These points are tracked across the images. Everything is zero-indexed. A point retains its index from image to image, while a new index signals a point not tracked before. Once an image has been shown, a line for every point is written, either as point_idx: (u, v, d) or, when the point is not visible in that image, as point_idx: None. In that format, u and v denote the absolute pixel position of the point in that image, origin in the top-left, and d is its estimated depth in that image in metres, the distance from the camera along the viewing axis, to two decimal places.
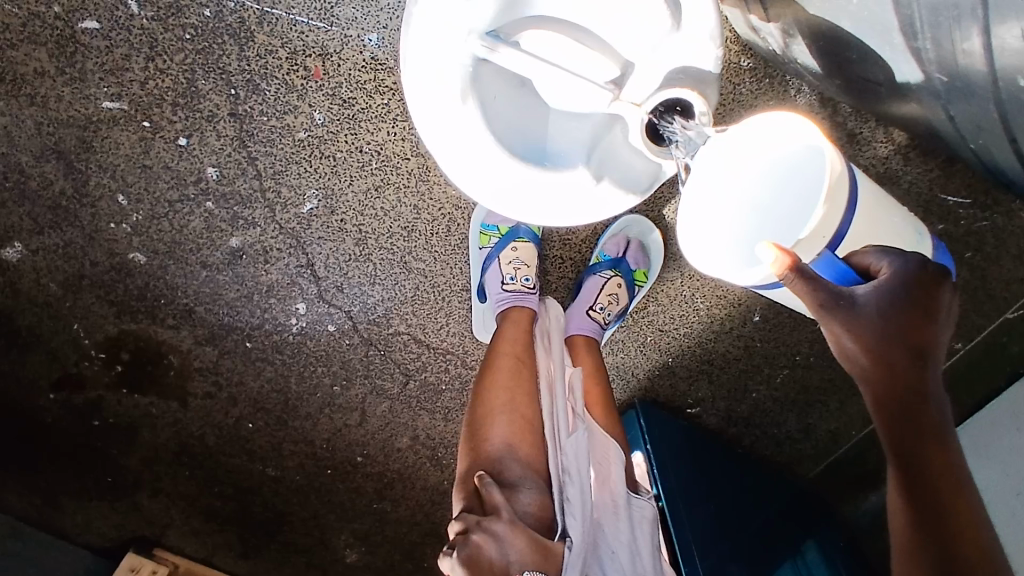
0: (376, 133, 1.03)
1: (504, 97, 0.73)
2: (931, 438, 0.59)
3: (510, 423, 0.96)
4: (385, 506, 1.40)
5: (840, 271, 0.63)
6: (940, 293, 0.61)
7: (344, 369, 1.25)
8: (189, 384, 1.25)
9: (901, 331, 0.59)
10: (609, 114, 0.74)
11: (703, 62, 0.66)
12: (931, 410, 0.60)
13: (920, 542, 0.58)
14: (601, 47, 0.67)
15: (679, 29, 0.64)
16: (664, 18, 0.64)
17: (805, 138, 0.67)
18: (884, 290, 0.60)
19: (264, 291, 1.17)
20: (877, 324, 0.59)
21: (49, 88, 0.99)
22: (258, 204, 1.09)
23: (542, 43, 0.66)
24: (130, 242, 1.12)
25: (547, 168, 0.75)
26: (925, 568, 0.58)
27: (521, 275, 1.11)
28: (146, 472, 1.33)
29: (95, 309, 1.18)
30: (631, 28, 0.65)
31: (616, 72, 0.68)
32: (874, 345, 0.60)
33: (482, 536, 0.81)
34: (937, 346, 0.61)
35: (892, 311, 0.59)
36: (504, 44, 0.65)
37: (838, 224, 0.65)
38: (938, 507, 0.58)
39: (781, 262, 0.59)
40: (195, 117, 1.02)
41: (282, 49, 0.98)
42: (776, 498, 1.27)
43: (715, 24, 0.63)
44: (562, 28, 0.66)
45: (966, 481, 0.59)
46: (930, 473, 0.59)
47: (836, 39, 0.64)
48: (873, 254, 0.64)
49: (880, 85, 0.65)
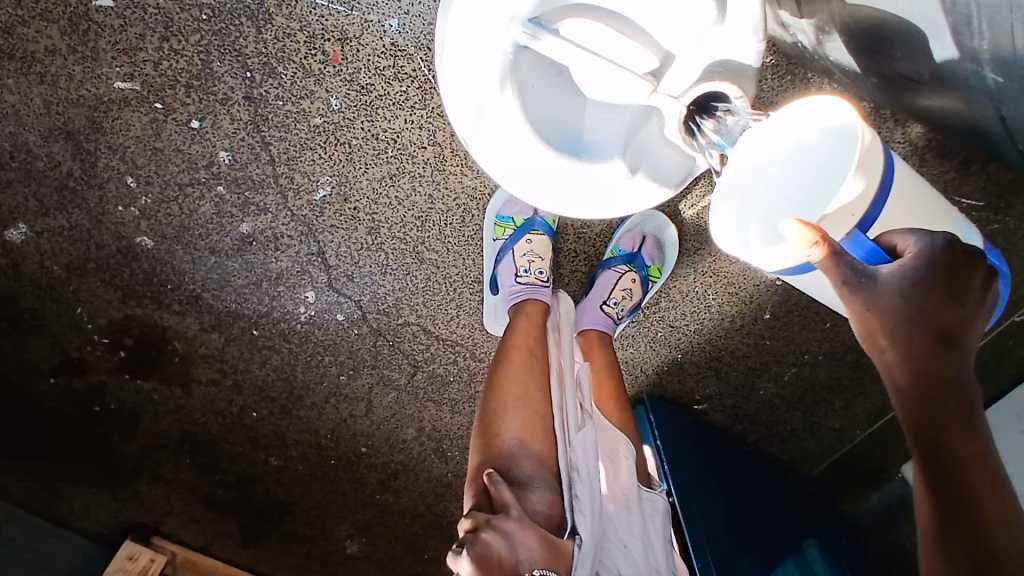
0: (394, 121, 1.02)
1: (543, 85, 0.72)
2: (956, 422, 0.58)
3: (522, 418, 0.95)
4: (388, 497, 1.39)
5: (867, 250, 0.63)
6: (968, 274, 0.60)
7: (351, 359, 1.24)
8: (193, 372, 1.24)
9: (922, 310, 0.59)
10: (644, 107, 0.73)
11: (743, 57, 0.65)
12: (958, 392, 0.58)
13: (946, 531, 0.56)
14: (641, 36, 0.65)
15: (723, 22, 0.63)
16: (709, 10, 0.62)
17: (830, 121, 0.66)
18: (906, 269, 0.60)
19: (273, 278, 1.15)
20: (897, 302, 0.59)
21: (59, 67, 0.97)
22: (270, 189, 1.07)
23: (581, 31, 0.64)
24: (138, 226, 1.10)
25: (581, 160, 0.75)
26: (951, 556, 0.55)
27: (535, 268, 1.11)
28: (147, 459, 1.31)
29: (100, 293, 1.16)
30: (672, 20, 0.64)
31: (656, 64, 0.66)
32: (895, 323, 0.59)
33: (491, 535, 0.78)
34: (965, 328, 0.60)
35: (915, 289, 0.59)
36: (547, 32, 0.63)
37: (871, 203, 0.64)
38: (965, 493, 0.56)
39: (808, 238, 0.59)
40: (208, 100, 1.00)
41: (301, 33, 0.96)
42: (779, 495, 1.28)
43: (760, 16, 0.62)
44: (599, 18, 0.64)
45: (999, 468, 0.57)
46: (956, 457, 0.57)
47: (881, 36, 0.63)
48: (900, 234, 0.64)
49: (923, 84, 0.65)
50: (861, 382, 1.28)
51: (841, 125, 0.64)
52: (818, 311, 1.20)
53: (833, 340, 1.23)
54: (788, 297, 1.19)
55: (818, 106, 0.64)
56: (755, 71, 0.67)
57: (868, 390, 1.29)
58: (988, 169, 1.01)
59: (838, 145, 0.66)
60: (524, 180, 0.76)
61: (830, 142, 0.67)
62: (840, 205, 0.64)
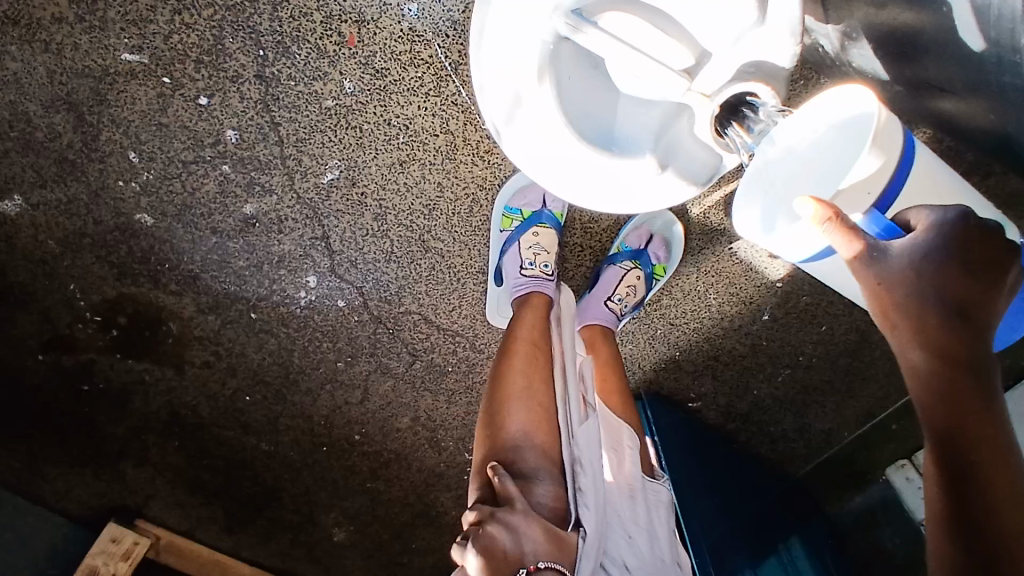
0: (407, 107, 1.01)
1: (578, 79, 0.72)
2: (968, 403, 0.58)
3: (527, 410, 0.93)
4: (379, 486, 1.39)
5: (885, 228, 0.63)
6: (986, 247, 0.59)
7: (350, 345, 1.23)
8: (187, 354, 1.21)
9: (934, 286, 0.58)
10: (677, 103, 0.73)
11: (778, 60, 0.66)
12: (972, 370, 0.58)
13: (952, 513, 0.58)
14: (680, 34, 0.65)
15: (763, 23, 0.63)
16: (751, 10, 0.62)
17: (849, 110, 0.67)
18: (917, 244, 0.59)
19: (274, 261, 1.13)
20: (908, 277, 0.59)
21: (65, 35, 0.94)
22: (276, 170, 1.05)
23: (621, 25, 0.65)
24: (138, 202, 1.08)
25: (613, 154, 0.76)
26: (954, 535, 0.58)
27: (540, 262, 1.09)
28: (134, 441, 1.29)
29: (94, 270, 1.13)
30: (713, 18, 0.63)
31: (691, 62, 0.67)
32: (907, 300, 0.59)
33: (497, 527, 0.75)
34: (982, 303, 0.59)
35: (925, 264, 0.59)
36: (589, 23, 0.63)
37: (888, 181, 0.65)
38: (977, 480, 0.58)
39: (821, 216, 0.60)
40: (218, 76, 0.98)
41: (318, 12, 0.94)
42: (765, 493, 1.30)
43: (799, 20, 0.62)
44: (637, 11, 0.64)
45: (1010, 453, 0.58)
46: (967, 440, 0.58)
47: (913, 41, 0.65)
48: (917, 210, 0.63)
49: (951, 92, 0.67)
50: (852, 384, 1.30)
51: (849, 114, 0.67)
52: (816, 313, 1.22)
53: (828, 343, 1.26)
54: (787, 299, 1.21)
55: (839, 94, 0.66)
56: (786, 73, 0.68)
57: (858, 393, 1.32)
58: (989, 180, 1.02)
59: (850, 133, 0.68)
60: (550, 167, 0.77)
61: (835, 137, 0.69)
62: (855, 181, 0.64)
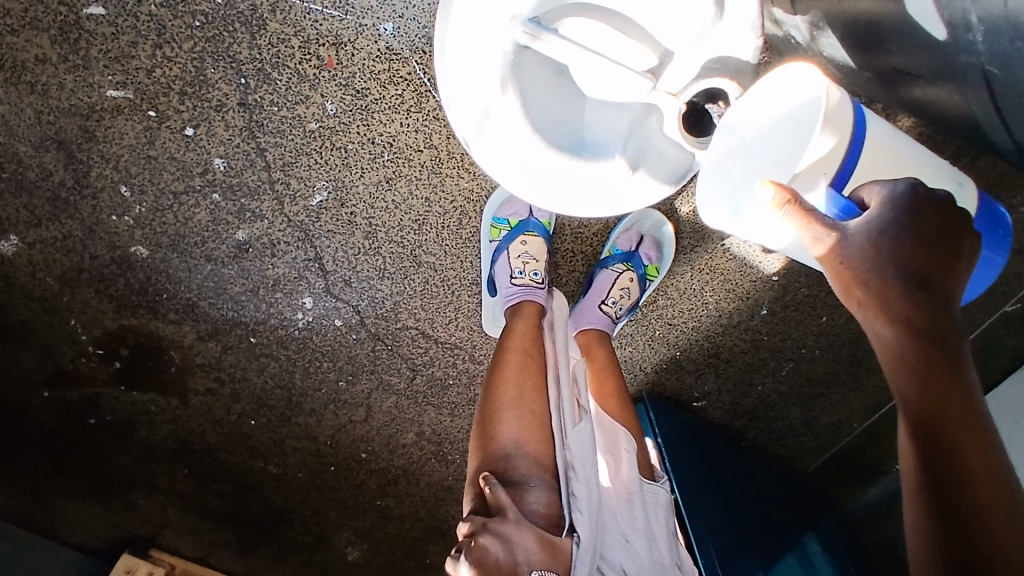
0: (390, 125, 1.02)
1: (543, 85, 0.73)
2: (939, 373, 0.57)
3: (519, 418, 0.92)
4: (388, 502, 1.38)
5: (843, 207, 0.64)
6: (938, 220, 0.59)
7: (350, 365, 1.23)
8: (190, 382, 1.22)
9: (893, 259, 0.58)
10: (644, 103, 0.74)
11: (741, 53, 0.67)
12: (939, 346, 0.57)
13: (929, 490, 0.55)
14: (641, 35, 0.66)
15: (722, 19, 0.64)
16: (708, 7, 0.63)
17: (804, 92, 0.68)
18: (873, 219, 0.60)
19: (270, 285, 1.14)
20: (866, 252, 0.59)
21: (50, 76, 0.96)
22: (266, 195, 1.06)
23: (581, 31, 0.65)
24: (133, 235, 1.10)
25: (583, 158, 0.76)
26: (932, 512, 0.54)
27: (529, 269, 1.09)
28: (142, 470, 1.30)
29: (93, 304, 1.15)
30: (670, 17, 0.65)
31: (654, 62, 0.67)
32: (869, 274, 0.59)
33: (489, 538, 0.74)
34: (943, 277, 0.59)
35: (882, 237, 0.59)
36: (547, 31, 0.64)
37: (843, 158, 0.65)
38: (952, 463, 0.55)
39: (780, 200, 0.60)
40: (203, 106, 0.99)
41: (295, 38, 0.96)
42: (773, 488, 1.29)
43: (757, 15, 0.63)
44: (597, 15, 0.64)
45: (983, 424, 0.56)
46: (941, 412, 0.56)
47: (873, 31, 0.66)
48: (868, 187, 0.64)
49: (917, 78, 0.67)
50: (858, 375, 1.29)
51: (798, 94, 0.68)
52: (815, 304, 1.21)
53: (830, 334, 1.25)
54: (785, 292, 1.21)
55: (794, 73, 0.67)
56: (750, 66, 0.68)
57: (864, 384, 1.30)
58: (979, 161, 1.01)
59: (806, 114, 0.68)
60: (523, 173, 0.77)
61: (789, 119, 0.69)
62: (809, 164, 0.66)
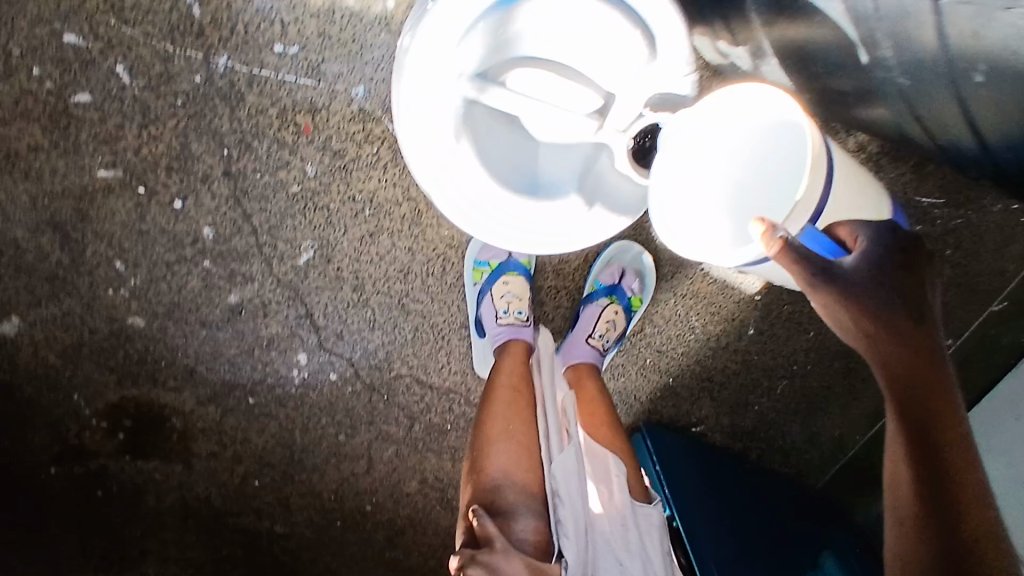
0: (368, 181, 1.07)
1: (498, 131, 0.78)
2: (933, 396, 0.63)
3: (507, 451, 0.94)
4: (398, 555, 1.34)
5: (826, 246, 0.67)
6: (916, 256, 0.66)
7: (349, 417, 1.25)
8: (193, 446, 1.24)
9: (888, 293, 0.64)
10: (595, 143, 0.79)
11: (679, 89, 0.71)
12: (933, 367, 0.63)
13: (933, 500, 0.60)
14: (582, 81, 0.72)
15: (655, 60, 0.69)
16: (641, 49, 0.68)
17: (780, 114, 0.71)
18: (868, 256, 0.65)
19: (264, 345, 1.17)
20: (870, 286, 0.64)
21: (43, 162, 1.03)
22: (255, 258, 1.10)
23: (527, 81, 0.72)
24: (129, 307, 1.13)
25: (540, 198, 0.80)
26: (940, 522, 0.59)
27: (514, 308, 1.11)
28: (149, 543, 1.27)
29: (95, 377, 1.18)
30: (609, 63, 0.71)
31: (599, 103, 0.73)
32: (872, 306, 0.63)
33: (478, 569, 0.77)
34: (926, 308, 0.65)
35: (879, 272, 0.64)
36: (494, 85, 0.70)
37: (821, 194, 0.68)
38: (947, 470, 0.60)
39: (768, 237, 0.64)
40: (189, 179, 1.05)
41: (273, 108, 1.02)
42: (791, 505, 1.26)
43: (688, 53, 0.68)
44: (541, 66, 0.71)
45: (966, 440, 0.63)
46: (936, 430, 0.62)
47: (807, 55, 0.71)
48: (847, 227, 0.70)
49: (852, 93, 0.72)
50: (852, 386, 1.31)
51: (754, 119, 0.73)
52: (801, 319, 1.25)
53: (820, 347, 1.27)
54: (769, 309, 1.24)
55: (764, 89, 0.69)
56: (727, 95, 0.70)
57: (860, 394, 1.31)
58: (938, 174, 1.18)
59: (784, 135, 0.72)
60: (485, 218, 0.78)
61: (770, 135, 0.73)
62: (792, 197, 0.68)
